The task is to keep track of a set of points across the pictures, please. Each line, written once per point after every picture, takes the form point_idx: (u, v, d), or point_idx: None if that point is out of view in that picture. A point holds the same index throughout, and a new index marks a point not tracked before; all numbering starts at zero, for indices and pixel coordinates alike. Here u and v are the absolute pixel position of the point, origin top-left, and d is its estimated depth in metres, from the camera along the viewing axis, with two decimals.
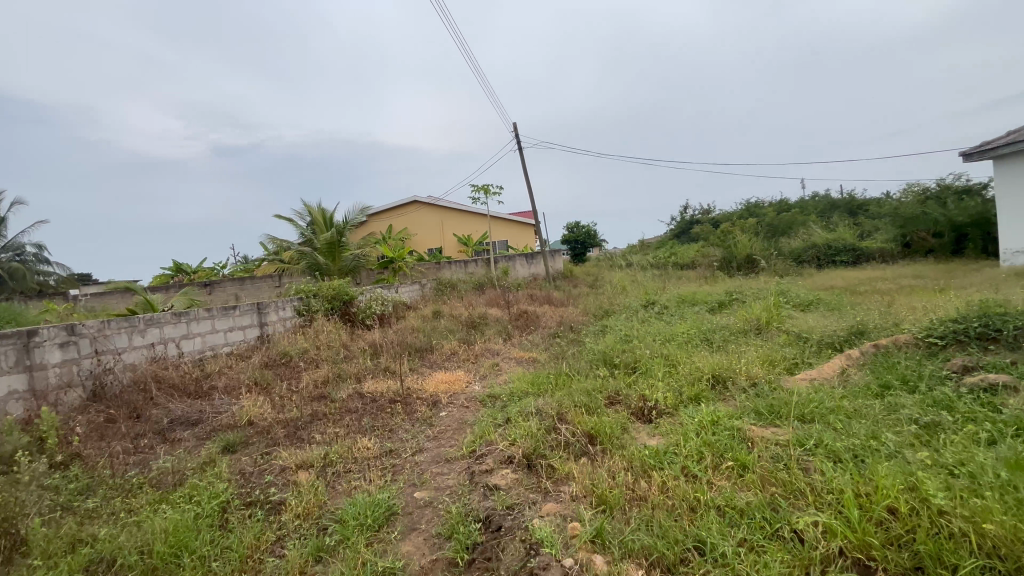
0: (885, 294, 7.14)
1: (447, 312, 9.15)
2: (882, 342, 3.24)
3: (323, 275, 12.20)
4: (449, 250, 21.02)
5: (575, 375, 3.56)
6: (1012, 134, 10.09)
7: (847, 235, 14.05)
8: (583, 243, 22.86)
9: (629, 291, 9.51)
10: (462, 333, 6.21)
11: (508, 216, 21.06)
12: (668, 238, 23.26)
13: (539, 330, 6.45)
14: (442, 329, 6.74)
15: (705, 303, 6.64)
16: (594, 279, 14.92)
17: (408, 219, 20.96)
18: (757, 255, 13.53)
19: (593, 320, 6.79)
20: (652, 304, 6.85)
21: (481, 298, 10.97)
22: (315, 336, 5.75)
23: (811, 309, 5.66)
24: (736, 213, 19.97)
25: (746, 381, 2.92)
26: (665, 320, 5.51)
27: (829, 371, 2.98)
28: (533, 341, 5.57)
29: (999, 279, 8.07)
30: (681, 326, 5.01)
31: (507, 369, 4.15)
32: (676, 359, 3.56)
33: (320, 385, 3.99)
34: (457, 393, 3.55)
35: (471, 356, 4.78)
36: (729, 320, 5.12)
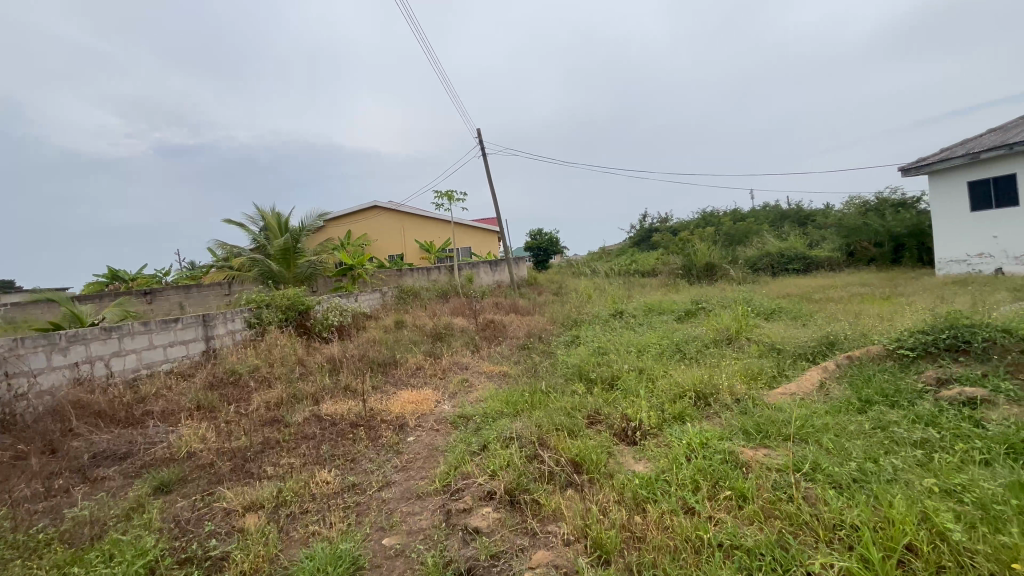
0: (838, 302, 7.42)
1: (410, 322, 8.81)
2: (854, 353, 3.24)
3: (276, 283, 11.56)
4: (411, 257, 20.54)
5: (551, 392, 3.40)
6: (945, 151, 10.86)
7: (797, 245, 14.70)
8: (546, 251, 22.93)
9: (595, 299, 9.49)
10: (427, 345, 5.93)
11: (471, 222, 20.83)
12: (628, 245, 23.69)
13: (507, 341, 6.26)
14: (405, 341, 6.44)
15: (671, 312, 6.66)
16: (559, 286, 14.91)
17: (368, 225, 20.35)
18: (715, 263, 13.90)
19: (561, 330, 6.67)
20: (620, 313, 6.81)
21: (445, 307, 10.67)
22: (267, 350, 5.32)
23: (774, 318, 5.76)
24: (693, 223, 20.60)
25: (727, 398, 2.84)
26: (635, 330, 5.45)
27: (809, 385, 2.94)
28: (502, 354, 5.37)
29: (938, 286, 8.57)
30: (652, 336, 4.96)
31: (478, 385, 3.93)
32: (653, 374, 3.45)
33: (272, 407, 3.64)
34: (425, 415, 3.30)
35: (439, 371, 4.53)
36: (699, 330, 5.11)
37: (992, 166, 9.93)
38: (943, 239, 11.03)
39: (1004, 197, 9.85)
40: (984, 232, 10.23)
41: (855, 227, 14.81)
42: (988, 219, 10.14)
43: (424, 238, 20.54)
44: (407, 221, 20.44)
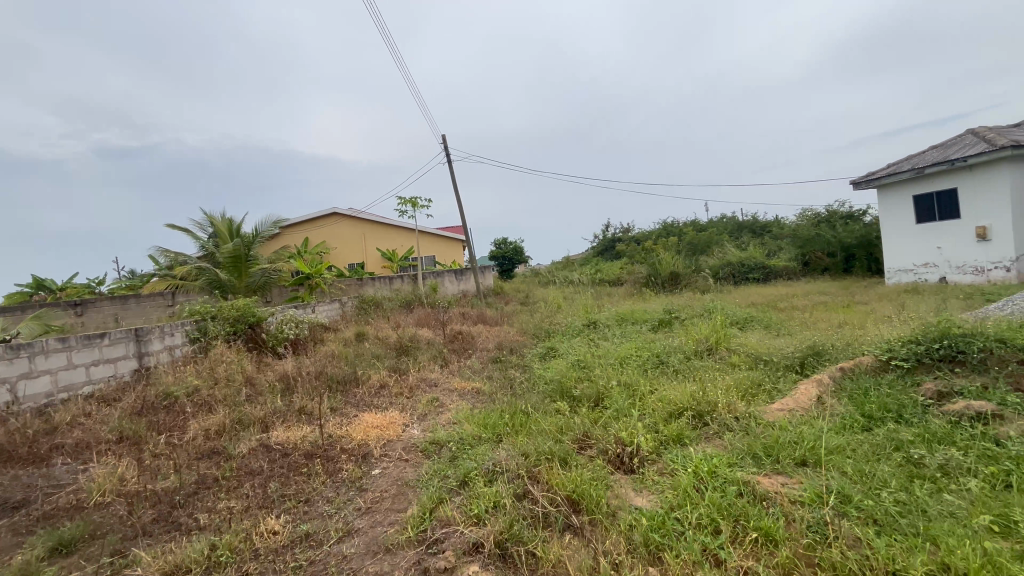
0: (803, 311, 7.52)
1: (372, 334, 8.32)
2: (845, 365, 3.12)
3: (225, 293, 10.76)
4: (372, 266, 19.85)
5: (532, 412, 3.10)
6: (892, 166, 11.42)
7: (756, 254, 15.12)
8: (511, 259, 22.73)
9: (564, 309, 9.29)
10: (392, 360, 5.52)
11: (435, 231, 20.38)
12: (592, 254, 23.84)
13: (476, 354, 5.92)
14: (367, 354, 6.00)
15: (644, 322, 6.51)
16: (526, 295, 14.69)
17: (327, 233, 19.54)
18: (679, 272, 14.06)
19: (533, 342, 6.40)
20: (592, 323, 6.61)
21: (408, 317, 10.21)
22: (210, 368, 4.77)
23: (747, 328, 5.70)
24: (656, 232, 20.94)
25: (725, 417, 2.63)
26: (611, 341, 5.25)
27: (806, 400, 2.78)
28: (473, 368, 5.04)
29: (892, 294, 8.89)
30: (630, 347, 4.77)
31: (450, 405, 3.59)
32: (641, 391, 3.23)
33: (212, 436, 3.16)
34: (391, 441, 2.92)
35: (405, 389, 4.15)
36: (677, 341, 4.97)
37: (936, 181, 10.48)
38: (892, 249, 11.55)
39: (946, 210, 10.40)
40: (929, 243, 10.76)
41: (809, 238, 15.38)
42: (932, 231, 10.67)
43: (386, 246, 19.91)
44: (369, 228, 19.77)
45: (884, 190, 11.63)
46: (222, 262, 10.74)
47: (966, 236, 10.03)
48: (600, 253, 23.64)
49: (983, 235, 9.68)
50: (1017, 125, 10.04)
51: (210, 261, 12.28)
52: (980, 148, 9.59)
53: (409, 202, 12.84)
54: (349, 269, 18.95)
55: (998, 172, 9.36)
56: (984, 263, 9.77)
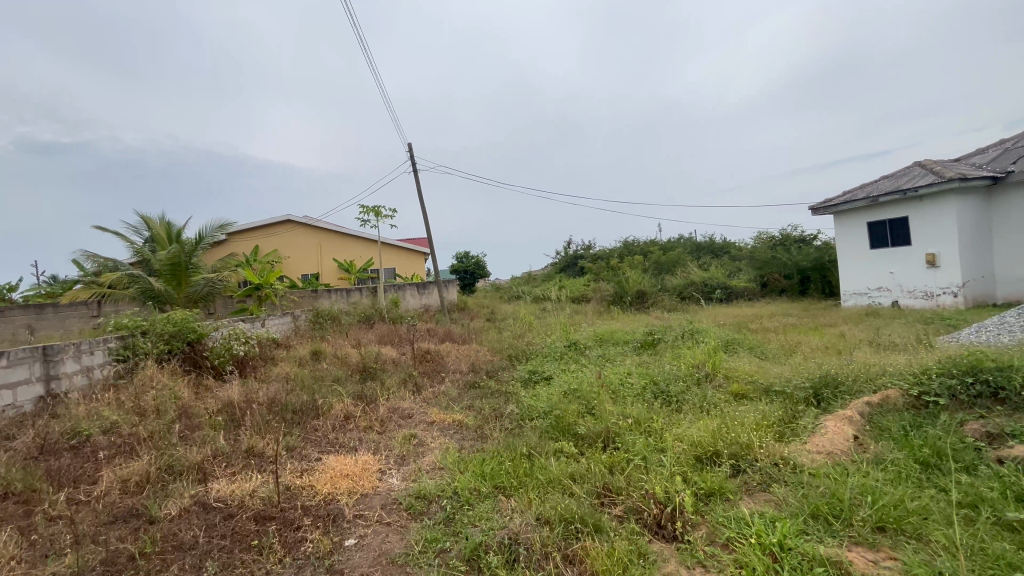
0: (777, 333, 7.49)
1: (330, 353, 7.60)
2: (872, 398, 2.88)
3: (161, 303, 9.70)
4: (328, 277, 18.83)
5: (534, 454, 2.65)
6: (847, 194, 11.92)
7: (718, 274, 15.42)
8: (473, 274, 22.25)
9: (537, 328, 8.91)
10: (356, 384, 4.91)
11: (396, 242, 19.62)
12: (555, 271, 23.77)
13: (450, 378, 5.40)
14: (327, 377, 5.35)
15: (625, 344, 6.22)
16: (492, 311, 14.23)
17: (279, 241, 18.38)
18: (646, 291, 14.07)
19: (512, 365, 5.94)
20: (572, 344, 6.25)
21: (369, 334, 9.51)
22: (137, 396, 4.02)
23: (734, 352, 5.50)
24: (618, 251, 21.13)
25: (764, 464, 2.29)
26: (599, 366, 4.88)
27: (843, 440, 2.49)
28: (450, 396, 4.52)
29: (854, 317, 9.12)
30: (623, 375, 4.42)
31: (432, 444, 3.08)
32: (656, 430, 2.85)
33: (130, 489, 2.51)
34: (366, 496, 2.38)
35: (377, 423, 3.58)
36: (671, 367, 4.66)
37: (888, 209, 10.98)
38: (847, 273, 12.00)
39: (898, 237, 10.90)
40: (882, 268, 11.22)
41: (767, 260, 15.87)
42: (885, 256, 11.14)
43: (344, 257, 18.97)
44: (325, 238, 18.79)
45: (839, 216, 12.12)
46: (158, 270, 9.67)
47: (917, 263, 10.51)
48: (562, 269, 23.59)
49: (933, 262, 10.17)
50: (958, 159, 10.72)
51: (144, 268, 11.11)
52: (929, 180, 10.12)
53: (372, 211, 12.19)
54: (302, 281, 17.84)
55: (945, 202, 9.89)
56: (933, 288, 10.24)
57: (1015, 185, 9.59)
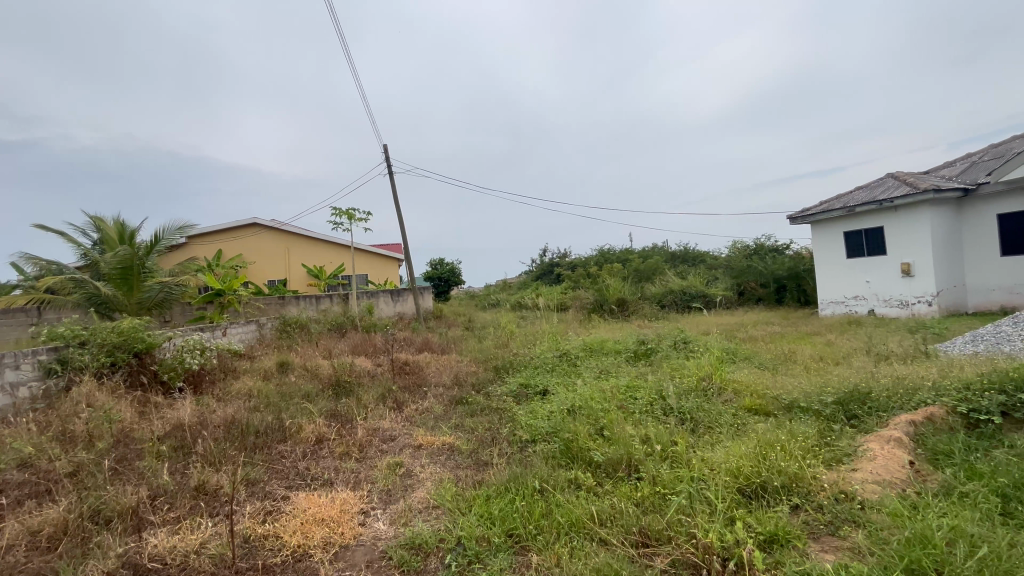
0: (766, 341, 7.32)
1: (298, 364, 7.01)
2: (914, 415, 2.61)
3: (110, 311, 8.97)
4: (296, 283, 17.97)
5: (546, 489, 2.25)
6: (823, 203, 12.07)
7: (696, 282, 15.41)
8: (448, 281, 21.71)
9: (520, 337, 8.50)
10: (328, 401, 4.40)
11: (369, 247, 18.93)
12: (531, 278, 23.50)
13: (433, 393, 4.93)
14: (295, 393, 4.82)
15: (617, 356, 5.88)
16: (469, 319, 13.77)
17: (244, 245, 17.43)
18: (626, 299, 13.86)
19: (499, 378, 5.52)
20: (562, 355, 5.88)
21: (341, 343, 8.91)
22: (64, 420, 3.41)
23: (733, 362, 5.23)
24: (594, 259, 21.03)
25: (821, 499, 1.96)
26: (597, 380, 4.51)
27: (897, 466, 2.20)
28: (436, 415, 4.07)
29: (837, 325, 9.12)
30: (626, 389, 4.07)
31: (422, 475, 2.64)
32: (682, 455, 2.49)
33: (37, 545, 1.96)
34: (346, 549, 1.92)
35: (354, 449, 3.11)
36: (674, 380, 4.35)
37: (864, 219, 11.14)
38: (824, 282, 12.12)
39: (874, 247, 11.06)
40: (858, 277, 11.36)
41: (743, 268, 16.00)
42: (861, 265, 11.29)
43: (313, 262, 18.16)
44: (294, 242, 17.95)
45: (816, 226, 12.26)
46: (106, 274, 8.83)
47: (893, 272, 10.66)
48: (538, 276, 23.31)
49: (908, 272, 10.33)
50: (929, 171, 10.99)
51: (91, 272, 10.19)
52: (904, 190, 10.30)
53: (345, 214, 11.59)
54: (267, 287, 16.93)
55: (920, 213, 10.08)
56: (908, 297, 10.40)
57: (985, 197, 9.85)
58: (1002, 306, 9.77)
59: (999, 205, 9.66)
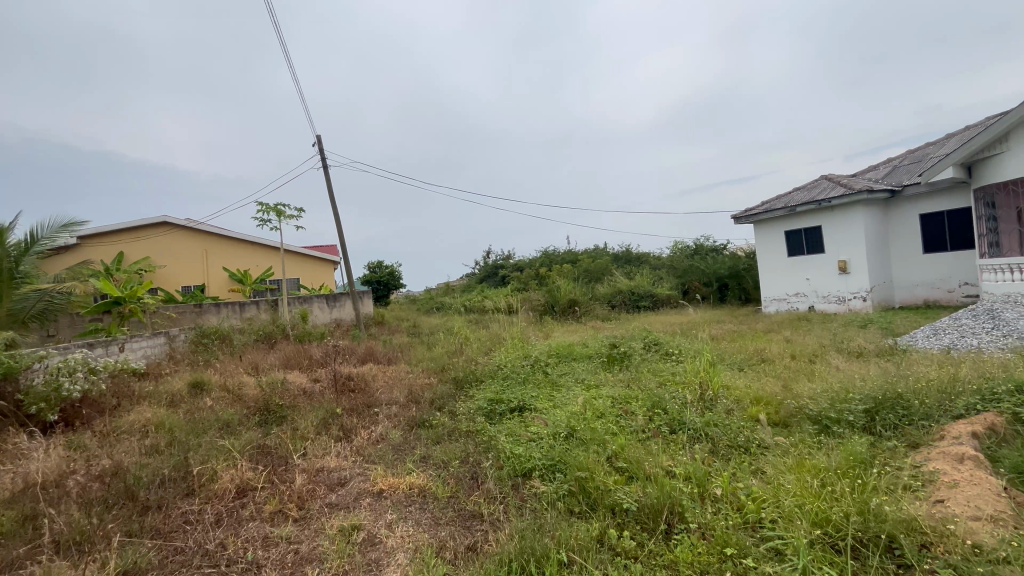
0: (730, 340, 7.15)
1: (216, 383, 5.91)
2: (971, 427, 2.27)
3: None
4: (215, 290, 16.08)
5: (574, 563, 1.64)
6: (765, 203, 12.44)
7: (644, 282, 15.48)
8: (388, 285, 20.47)
9: (475, 343, 7.82)
10: (254, 432, 3.52)
11: (301, 249, 17.38)
12: (474, 281, 22.77)
13: (387, 415, 4.16)
14: (211, 425, 3.87)
15: (589, 362, 5.39)
16: (415, 325, 12.85)
17: (151, 247, 15.33)
18: (577, 300, 13.56)
19: (462, 393, 4.83)
20: (532, 363, 5.30)
21: (270, 356, 7.78)
22: None
23: (715, 363, 4.89)
24: (540, 260, 20.70)
25: (938, 552, 1.51)
26: (580, 393, 3.97)
27: (994, 494, 1.80)
28: (395, 445, 3.33)
29: (786, 322, 9.30)
30: (618, 403, 3.56)
31: (392, 544, 1.94)
32: (730, 494, 1.98)
33: None
34: None
35: (291, 505, 2.33)
36: (666, 388, 3.89)
37: (803, 219, 11.57)
38: (767, 280, 12.50)
39: (812, 245, 11.51)
40: (799, 274, 11.78)
41: (687, 268, 16.31)
42: (801, 263, 11.71)
43: (235, 265, 16.35)
44: (213, 244, 16.09)
45: (758, 225, 12.63)
46: None
47: (830, 269, 11.12)
48: (483, 278, 22.64)
49: (845, 269, 10.79)
50: (859, 174, 11.59)
51: None
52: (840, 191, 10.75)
53: (273, 210, 10.33)
54: (181, 294, 14.99)
55: (854, 213, 10.55)
56: (845, 293, 10.87)
57: (908, 198, 10.49)
58: (926, 300, 10.43)
59: (921, 205, 10.30)
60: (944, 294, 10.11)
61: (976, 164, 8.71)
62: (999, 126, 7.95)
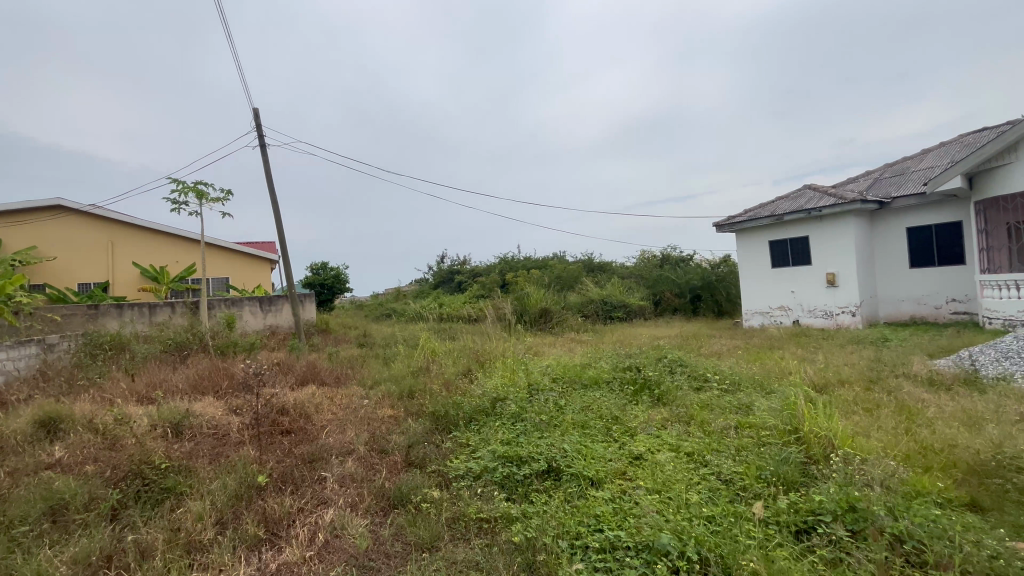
0: (748, 359, 6.13)
1: (79, 421, 4.07)
2: None
3: None
4: (122, 289, 13.49)
5: None
6: (747, 212, 11.88)
7: (615, 291, 14.55)
8: (331, 289, 18.30)
9: (447, 360, 6.38)
10: (99, 546, 1.98)
11: (230, 245, 15.05)
12: (427, 286, 21.00)
13: (339, 484, 2.69)
14: (21, 529, 2.23)
15: (612, 392, 4.14)
16: (364, 334, 11.09)
17: (39, 236, 12.59)
18: (549, 308, 12.31)
19: (449, 438, 3.43)
20: (541, 394, 3.96)
21: (175, 375, 5.91)
22: None
23: (780, 394, 3.78)
24: (500, 266, 19.31)
25: None
26: (639, 458, 2.69)
27: None
28: (364, 565, 1.92)
29: (786, 337, 8.55)
30: (713, 473, 2.33)
31: None
32: None
33: None
34: None
35: None
36: (763, 443, 2.69)
37: (788, 229, 11.04)
38: (749, 291, 11.92)
39: (797, 256, 11.00)
40: (783, 286, 11.23)
41: (658, 278, 15.57)
42: (786, 275, 11.16)
43: (148, 261, 13.82)
44: (122, 234, 13.52)
45: (740, 234, 12.03)
46: None
47: (817, 282, 10.60)
48: (438, 284, 20.98)
49: (832, 282, 10.29)
50: (842, 185, 11.22)
51: None
52: (830, 200, 10.26)
53: (193, 191, 8.38)
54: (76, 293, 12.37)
55: (845, 223, 10.08)
56: (833, 307, 10.35)
57: (896, 211, 10.12)
58: (912, 316, 10.05)
59: (908, 218, 9.96)
60: (931, 310, 9.77)
61: (979, 176, 8.38)
62: (1012, 136, 7.64)
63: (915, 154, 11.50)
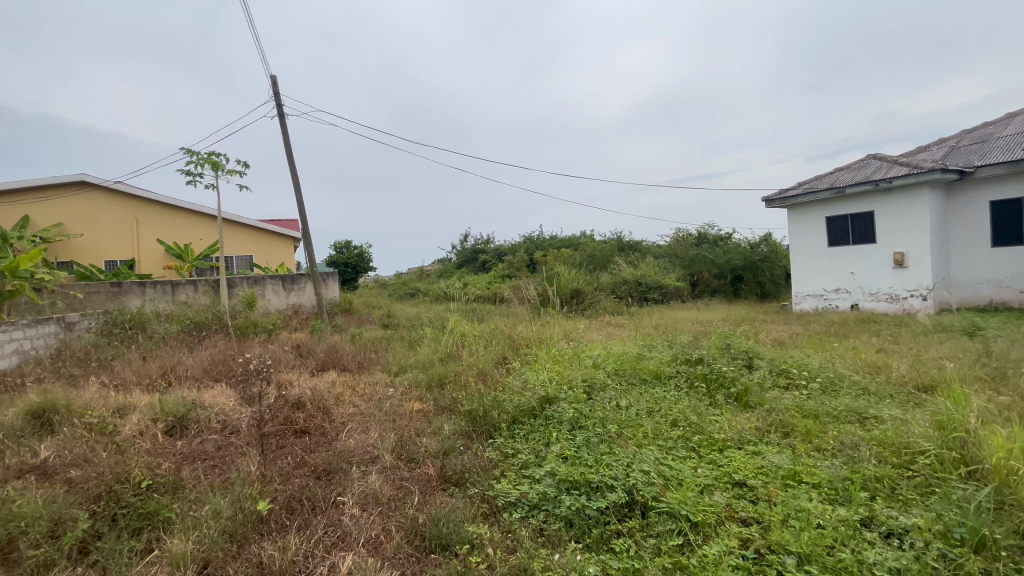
0: (824, 350, 5.33)
1: (77, 413, 3.64)
2: None
3: None
4: (147, 266, 13.33)
5: None
6: (802, 185, 10.85)
7: (651, 271, 13.71)
8: (353, 268, 17.92)
9: (479, 345, 5.80)
10: None
11: (253, 222, 14.74)
12: (450, 266, 20.44)
13: (361, 510, 2.12)
14: None
15: (680, 391, 3.47)
16: (387, 314, 10.60)
17: (66, 212, 12.46)
18: (582, 289, 11.57)
19: (491, 446, 2.83)
20: (600, 393, 3.31)
21: (189, 358, 5.50)
22: None
23: (898, 400, 3.05)
24: (526, 245, 18.54)
25: None
26: (750, 491, 2.03)
27: None
28: None
29: (852, 323, 7.68)
30: (874, 527, 1.67)
31: None
32: None
33: None
34: None
35: None
36: (918, 477, 2.01)
37: (850, 203, 9.98)
38: (801, 272, 10.96)
39: (859, 234, 9.96)
40: (841, 267, 10.24)
41: (695, 257, 14.63)
42: (845, 255, 10.16)
43: (172, 238, 13.60)
44: (146, 211, 13.29)
45: (793, 210, 11.01)
46: None
47: (882, 262, 9.58)
48: (462, 263, 20.40)
49: (901, 262, 9.26)
50: (913, 154, 10.06)
51: None
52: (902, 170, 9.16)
53: (209, 162, 7.88)
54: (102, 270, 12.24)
55: (918, 195, 8.99)
56: (900, 291, 9.35)
57: (979, 182, 8.96)
58: (992, 300, 8.98)
59: (994, 191, 8.81)
60: (1016, 294, 8.68)
61: None
62: None
63: (998, 119, 10.21)
